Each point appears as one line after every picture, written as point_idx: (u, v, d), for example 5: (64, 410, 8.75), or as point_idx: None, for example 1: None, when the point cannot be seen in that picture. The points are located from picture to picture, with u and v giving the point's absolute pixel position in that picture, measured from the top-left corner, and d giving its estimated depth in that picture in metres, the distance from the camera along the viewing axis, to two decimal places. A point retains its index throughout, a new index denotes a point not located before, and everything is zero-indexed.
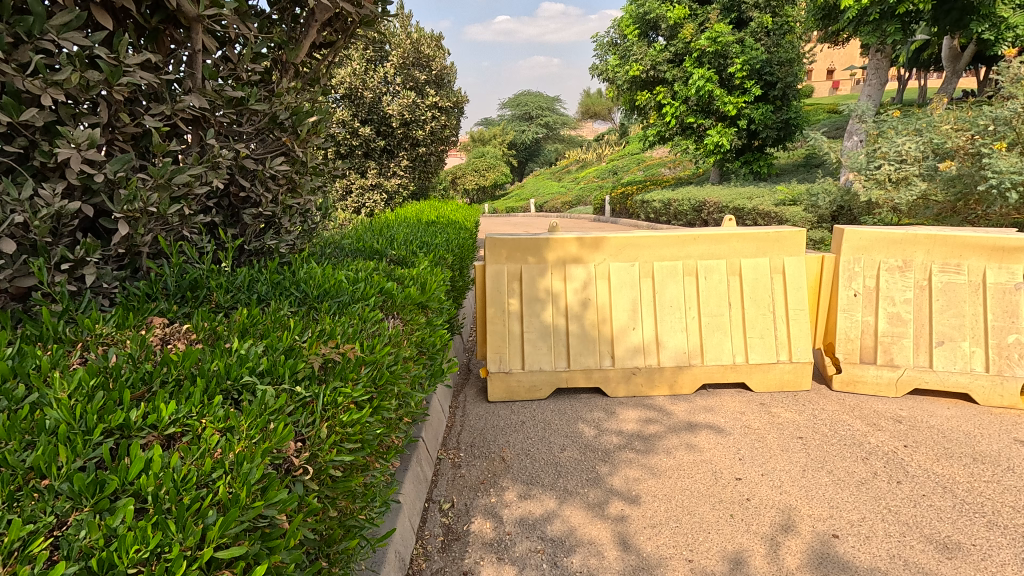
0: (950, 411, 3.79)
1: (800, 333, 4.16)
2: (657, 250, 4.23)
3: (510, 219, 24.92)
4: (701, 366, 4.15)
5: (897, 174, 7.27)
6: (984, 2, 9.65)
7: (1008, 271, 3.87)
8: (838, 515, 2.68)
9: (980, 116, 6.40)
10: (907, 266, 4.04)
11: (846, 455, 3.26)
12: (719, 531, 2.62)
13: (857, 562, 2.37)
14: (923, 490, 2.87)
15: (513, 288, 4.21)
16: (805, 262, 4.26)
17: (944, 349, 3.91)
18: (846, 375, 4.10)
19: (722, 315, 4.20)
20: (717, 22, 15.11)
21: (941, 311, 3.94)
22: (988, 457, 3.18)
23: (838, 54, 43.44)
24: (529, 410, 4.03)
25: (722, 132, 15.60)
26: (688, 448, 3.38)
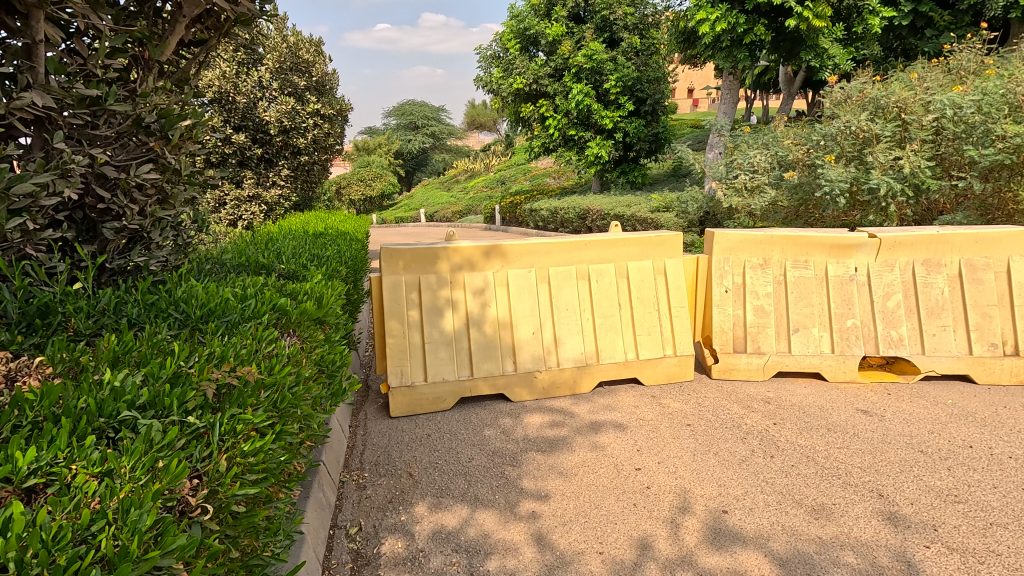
0: (807, 389, 4.33)
1: (681, 329, 4.53)
2: (552, 256, 4.37)
3: (400, 230, 24.48)
4: (597, 365, 4.35)
5: (751, 183, 8.25)
6: (810, 35, 11.21)
7: (844, 265, 4.50)
8: (725, 492, 2.95)
9: (814, 133, 7.43)
10: (766, 263, 4.55)
11: (728, 436, 3.59)
12: (626, 520, 2.75)
13: (745, 532, 2.61)
14: (792, 461, 3.24)
15: (412, 299, 4.12)
16: (683, 263, 4.65)
17: (799, 335, 4.46)
18: (723, 364, 4.53)
19: (614, 316, 4.44)
20: (591, 40, 16.08)
21: (795, 302, 4.49)
22: (839, 427, 3.67)
23: (695, 75, 48.26)
24: (434, 422, 3.96)
25: (601, 144, 16.59)
26: (591, 446, 3.52)
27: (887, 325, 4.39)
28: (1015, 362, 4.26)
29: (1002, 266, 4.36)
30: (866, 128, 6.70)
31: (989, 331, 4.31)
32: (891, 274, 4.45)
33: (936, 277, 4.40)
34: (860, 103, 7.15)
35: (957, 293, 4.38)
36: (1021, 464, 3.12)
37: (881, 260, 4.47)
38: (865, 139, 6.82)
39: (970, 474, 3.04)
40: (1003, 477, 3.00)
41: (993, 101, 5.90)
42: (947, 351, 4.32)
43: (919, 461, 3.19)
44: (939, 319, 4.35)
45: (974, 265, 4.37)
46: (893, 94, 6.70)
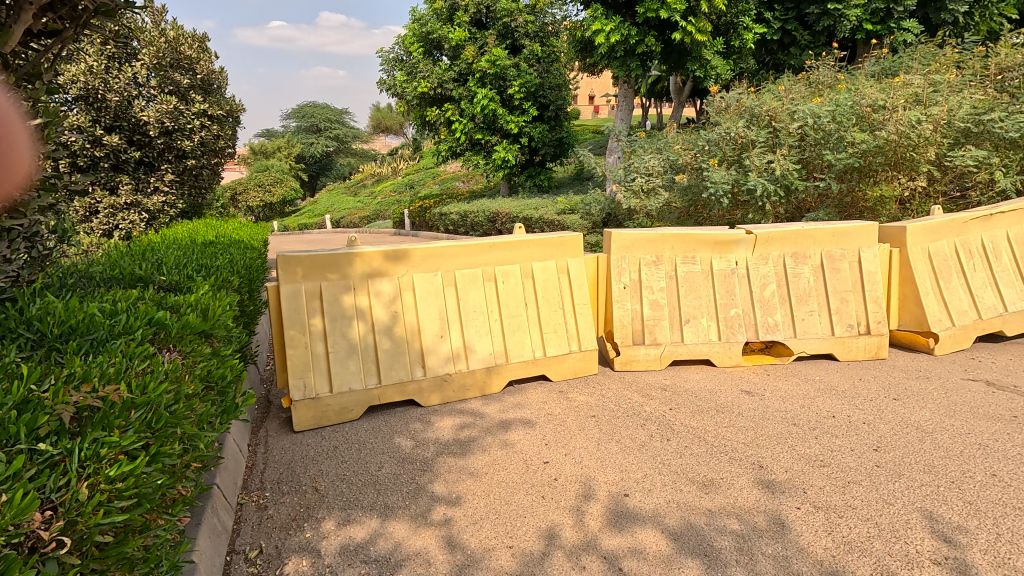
0: (699, 375, 4.68)
1: (585, 325, 4.73)
2: (458, 259, 4.38)
3: (304, 237, 23.42)
4: (506, 365, 4.43)
5: (647, 185, 8.81)
6: (694, 47, 12.10)
7: (726, 259, 4.91)
8: (626, 476, 3.12)
9: (699, 139, 8.06)
10: (659, 260, 4.87)
11: (629, 424, 3.80)
12: (535, 512, 2.83)
13: (644, 512, 2.78)
14: (686, 442, 3.49)
15: (313, 308, 3.96)
16: (583, 262, 4.85)
17: (690, 326, 4.81)
18: (624, 356, 4.78)
19: (521, 316, 4.54)
20: (494, 46, 16.29)
21: (686, 295, 4.83)
22: (725, 407, 4.01)
23: (595, 83, 50.38)
24: (341, 433, 3.84)
25: (507, 149, 16.87)
26: (501, 444, 3.58)
27: (764, 313, 4.85)
28: (868, 339, 4.87)
29: (855, 256, 4.96)
30: (743, 135, 7.38)
31: (847, 314, 4.89)
32: (766, 266, 4.92)
33: (803, 268, 4.92)
34: (738, 112, 7.85)
35: (820, 282, 4.93)
36: (872, 428, 3.58)
37: (757, 254, 4.93)
38: (743, 144, 7.49)
39: (833, 440, 3.44)
40: (858, 441, 3.42)
41: (845, 112, 6.69)
42: (814, 333, 4.84)
43: (792, 432, 3.56)
44: (807, 305, 4.88)
45: (833, 256, 4.95)
46: (764, 104, 7.41)
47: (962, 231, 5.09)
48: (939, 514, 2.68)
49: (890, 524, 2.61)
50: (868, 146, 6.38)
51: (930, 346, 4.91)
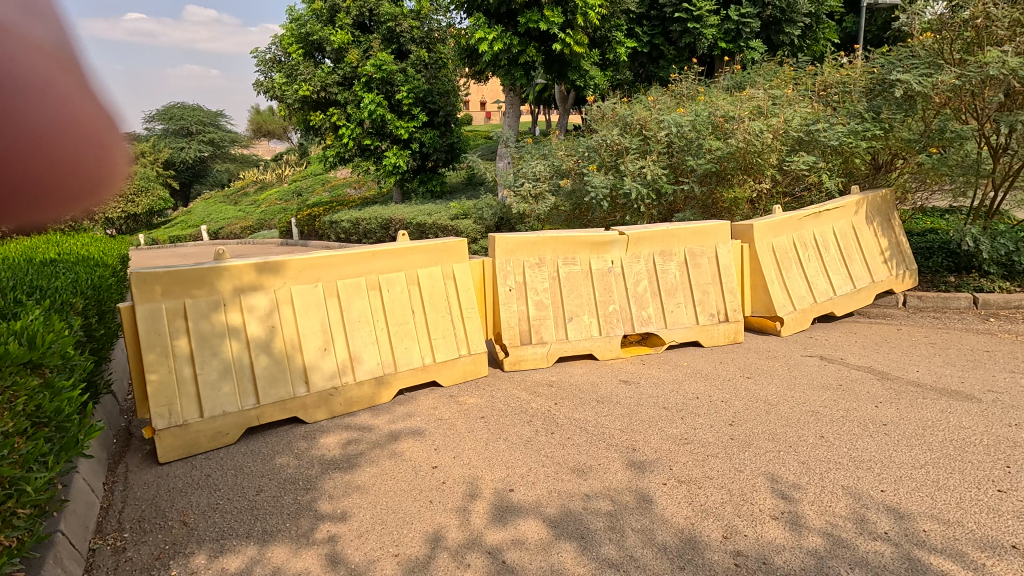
0: (583, 370, 4.94)
1: (473, 329, 4.80)
2: (339, 268, 4.28)
3: (177, 250, 21.47)
4: (395, 374, 4.38)
5: (534, 190, 8.97)
6: (574, 58, 12.74)
7: (603, 259, 5.23)
8: (512, 472, 3.23)
9: (580, 146, 8.57)
10: (541, 262, 5.07)
11: (517, 421, 3.94)
12: (421, 517, 2.85)
13: (527, 505, 2.90)
14: (568, 434, 3.69)
15: (177, 328, 3.67)
16: (469, 267, 4.93)
17: (573, 323, 5.07)
18: (513, 356, 4.92)
19: (408, 323, 4.52)
20: (380, 50, 16.01)
21: (568, 294, 5.08)
22: (606, 397, 4.28)
23: (486, 89, 51.14)
24: (215, 460, 3.58)
25: (398, 154, 16.60)
26: (389, 454, 3.54)
27: (638, 307, 5.23)
28: (727, 326, 5.42)
29: (712, 252, 5.51)
30: (617, 142, 7.95)
31: (709, 304, 5.42)
32: (638, 264, 5.31)
33: (670, 264, 5.38)
34: (613, 120, 8.45)
35: (685, 276, 5.41)
36: (728, 405, 4.01)
37: (630, 253, 5.30)
38: (618, 151, 8.05)
39: (696, 419, 3.80)
40: (717, 417, 3.81)
41: (702, 121, 7.40)
42: (682, 323, 5.31)
43: (662, 415, 3.89)
44: (674, 298, 5.34)
45: (694, 252, 5.46)
46: (635, 114, 8.05)
47: (798, 227, 5.82)
48: (779, 475, 3.08)
49: (740, 489, 2.96)
50: (722, 152, 7.12)
51: (777, 328, 5.59)
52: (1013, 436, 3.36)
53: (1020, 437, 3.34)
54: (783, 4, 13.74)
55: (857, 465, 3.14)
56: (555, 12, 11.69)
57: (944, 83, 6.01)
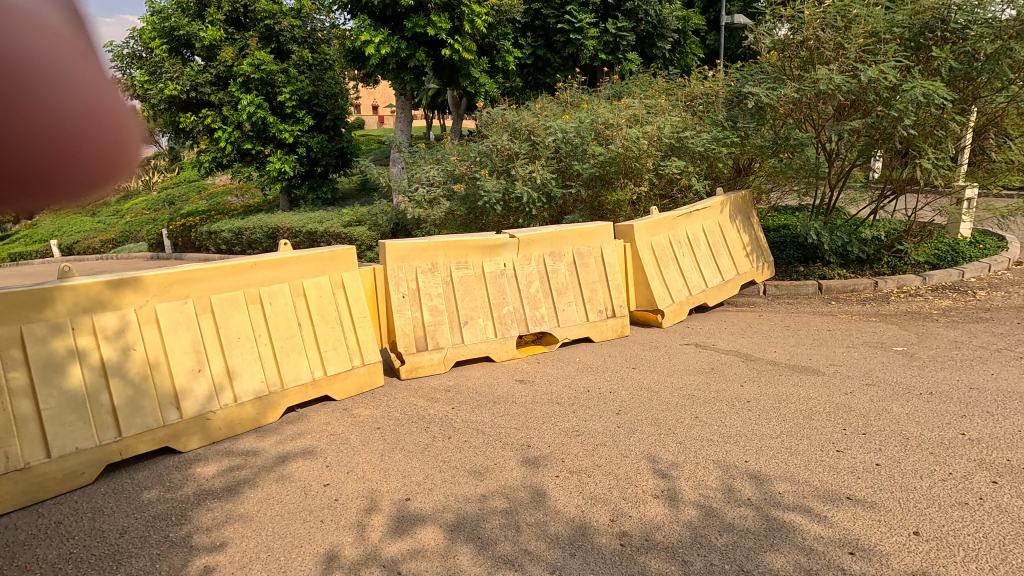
0: (480, 372, 4.99)
1: (366, 338, 4.66)
2: (212, 282, 3.97)
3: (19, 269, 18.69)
4: (281, 391, 4.13)
5: (428, 195, 9.04)
6: (464, 64, 12.85)
7: (495, 262, 5.32)
8: (408, 481, 3.20)
9: (471, 151, 8.67)
10: (434, 268, 5.05)
11: (413, 429, 3.89)
12: (312, 539, 2.73)
13: (424, 513, 2.88)
14: (466, 437, 3.71)
15: (11, 358, 3.20)
16: (359, 275, 4.79)
17: (469, 326, 5.10)
18: (409, 364, 4.84)
19: (294, 337, 4.28)
20: (257, 49, 15.10)
21: (462, 298, 5.11)
22: (502, 398, 4.36)
23: (378, 92, 49.99)
24: (68, 504, 3.17)
25: (283, 159, 15.72)
26: (276, 476, 3.34)
27: (531, 307, 5.38)
28: (614, 321, 5.74)
29: (598, 252, 5.81)
30: (507, 147, 8.16)
31: (597, 301, 5.71)
32: (529, 265, 5.46)
33: (559, 265, 5.60)
34: (503, 126, 8.67)
35: (574, 275, 5.66)
36: (615, 395, 4.25)
37: (521, 255, 5.44)
38: (509, 155, 8.26)
39: (586, 411, 3.99)
40: (606, 408, 4.03)
41: (586, 128, 7.79)
42: (573, 321, 5.53)
43: (555, 410, 4.03)
44: (565, 297, 5.56)
45: (582, 252, 5.73)
46: (523, 120, 8.31)
47: (673, 226, 6.31)
48: (660, 456, 3.32)
49: (625, 473, 3.15)
50: (604, 157, 7.55)
51: (659, 321, 6.02)
52: (849, 402, 3.88)
53: (854, 403, 3.87)
54: (653, 20, 14.84)
55: (725, 440, 3.46)
56: (442, 18, 11.77)
57: (786, 97, 6.76)
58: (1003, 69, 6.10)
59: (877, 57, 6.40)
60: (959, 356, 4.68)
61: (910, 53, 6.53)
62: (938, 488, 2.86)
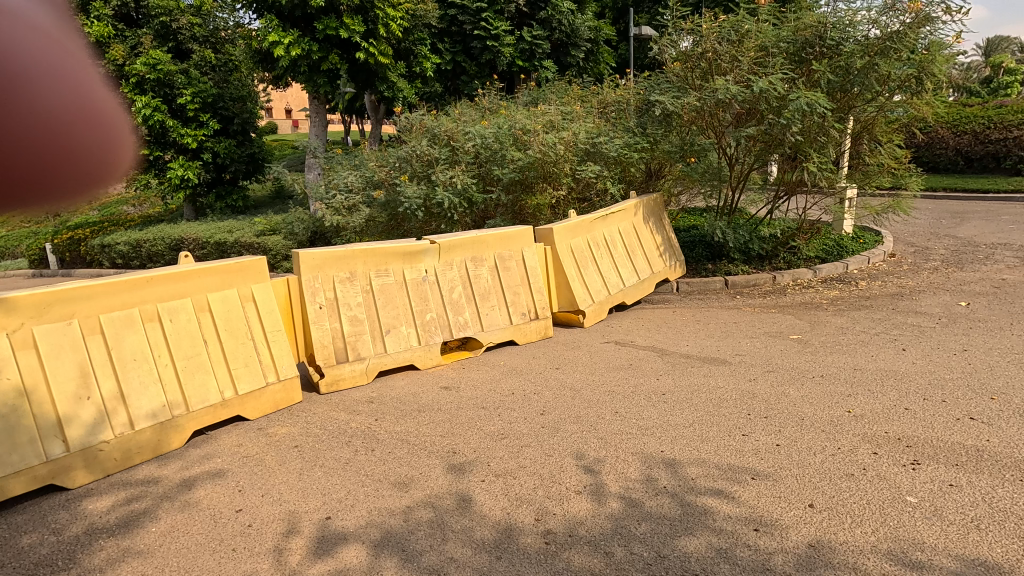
0: (404, 381, 4.89)
1: (281, 353, 4.42)
2: (100, 301, 3.64)
3: None
4: (186, 414, 3.84)
5: (347, 202, 8.78)
6: (380, 68, 12.62)
7: (416, 269, 5.25)
8: (329, 498, 3.07)
9: (390, 157, 8.53)
10: (353, 276, 4.91)
11: (334, 444, 3.75)
12: (223, 570, 2.56)
13: (346, 531, 2.78)
14: (390, 448, 3.62)
15: None
16: (271, 287, 4.55)
17: (391, 335, 4.99)
18: (329, 378, 4.67)
19: (200, 355, 3.99)
20: (153, 48, 14.03)
21: (383, 307, 4.99)
22: (427, 406, 4.30)
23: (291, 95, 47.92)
24: None
25: (186, 166, 14.71)
26: (181, 505, 3.10)
27: (455, 313, 5.35)
28: (538, 323, 5.83)
29: (520, 255, 5.89)
30: (427, 152, 8.10)
31: (520, 304, 5.77)
32: (451, 271, 5.43)
33: (481, 269, 5.62)
34: (422, 132, 8.60)
35: (496, 279, 5.69)
36: (540, 396, 4.32)
37: (443, 261, 5.40)
38: (429, 161, 8.19)
39: (512, 413, 4.02)
40: (530, 409, 4.08)
41: (504, 134, 7.88)
42: (497, 325, 5.57)
43: (480, 415, 4.03)
44: (488, 301, 5.58)
45: (503, 257, 5.78)
46: (442, 125, 8.28)
47: (590, 228, 6.52)
48: (583, 453, 3.40)
49: (549, 472, 3.21)
50: (523, 162, 7.66)
51: (580, 321, 6.18)
52: (753, 389, 4.18)
53: (757, 389, 4.17)
54: (567, 29, 15.29)
55: (644, 432, 3.61)
56: (355, 20, 11.48)
57: (690, 105, 7.20)
58: (872, 82, 6.81)
59: (767, 69, 6.94)
60: (845, 340, 5.17)
61: (795, 66, 7.12)
62: (828, 462, 3.14)
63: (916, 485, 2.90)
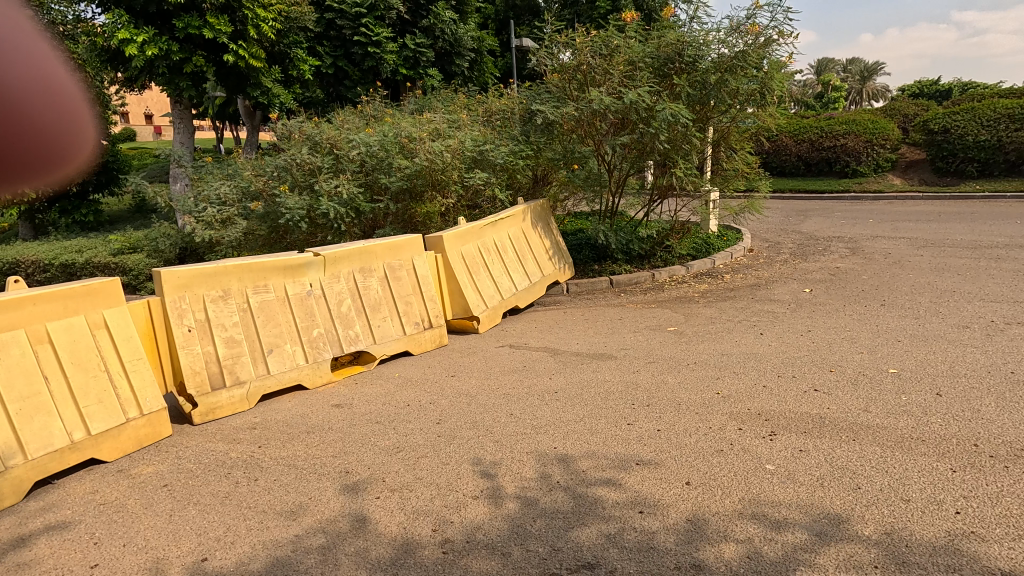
0: (291, 403, 4.62)
1: (143, 384, 3.97)
2: None
3: None
4: (22, 464, 3.33)
5: (220, 215, 8.15)
6: (251, 71, 11.86)
7: (299, 283, 4.98)
8: (205, 538, 2.81)
9: (267, 165, 8.04)
10: (226, 294, 4.54)
11: (212, 478, 3.44)
12: None
13: (226, 570, 2.56)
14: (275, 476, 3.39)
15: None
16: (129, 312, 4.07)
17: (274, 355, 4.67)
18: (202, 407, 4.27)
19: (39, 393, 3.47)
20: None
21: (263, 325, 4.67)
22: (316, 426, 4.09)
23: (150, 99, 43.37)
24: None
25: None
26: (17, 569, 2.67)
27: (344, 327, 5.13)
28: (431, 331, 5.78)
29: (410, 264, 5.81)
30: (308, 161, 7.74)
31: (412, 314, 5.69)
32: (338, 283, 5.22)
33: (370, 280, 5.45)
34: (302, 139, 8.22)
35: (387, 290, 5.55)
36: (436, 405, 4.29)
37: (328, 274, 5.17)
38: (310, 169, 7.83)
39: (407, 425, 3.94)
40: (426, 419, 4.02)
41: (390, 141, 7.74)
42: (390, 336, 5.43)
43: (374, 430, 3.91)
44: (379, 313, 5.43)
45: (393, 266, 5.66)
46: (323, 133, 7.98)
47: (480, 235, 6.58)
48: (479, 458, 3.42)
49: (446, 480, 3.19)
50: (410, 170, 7.56)
51: (475, 327, 6.22)
52: (636, 380, 4.46)
53: (640, 380, 4.46)
54: (450, 38, 15.36)
55: (538, 431, 3.70)
56: (220, 20, 10.65)
57: (568, 114, 7.57)
58: (724, 96, 7.56)
59: (636, 82, 7.47)
60: (713, 329, 5.68)
61: (659, 79, 7.73)
62: (701, 441, 3.42)
63: (773, 453, 3.25)
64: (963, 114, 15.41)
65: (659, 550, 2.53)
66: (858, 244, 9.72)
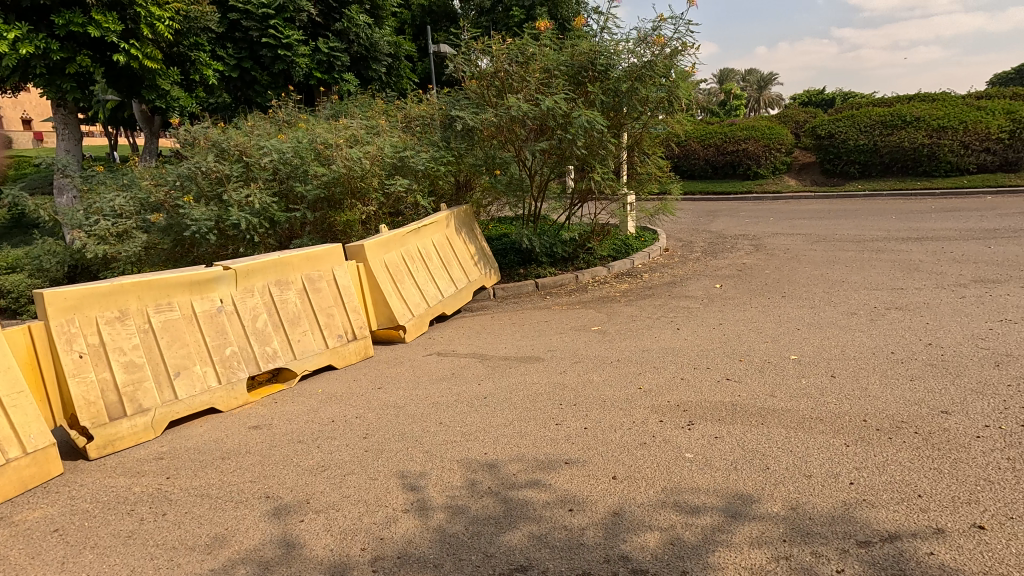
0: (203, 428, 4.32)
1: (25, 419, 3.56)
2: None
3: None
4: None
5: (115, 228, 7.52)
6: (145, 72, 11.04)
7: (208, 299, 4.67)
8: None
9: (168, 174, 7.51)
10: (124, 315, 4.17)
11: (113, 516, 3.15)
12: None
13: None
14: (187, 507, 3.16)
15: None
16: (6, 340, 3.65)
17: (182, 378, 4.34)
18: (99, 440, 3.89)
19: None
20: None
21: (169, 346, 4.33)
22: (232, 451, 3.84)
23: None
24: None
25: None
26: None
27: (260, 343, 4.87)
28: (355, 343, 5.60)
29: (329, 275, 5.61)
30: (215, 169, 7.30)
31: (334, 326, 5.49)
32: (252, 298, 4.94)
33: (288, 293, 5.21)
34: (206, 146, 7.74)
35: (305, 302, 5.32)
36: (362, 419, 4.16)
37: (240, 288, 4.88)
38: (217, 178, 7.38)
39: (331, 443, 3.80)
40: (352, 435, 3.89)
41: (304, 148, 7.45)
42: (311, 350, 5.21)
43: (296, 450, 3.74)
44: (298, 327, 5.19)
45: (311, 278, 5.44)
46: (230, 139, 7.55)
47: (403, 242, 6.47)
48: (408, 470, 3.35)
49: (374, 496, 3.10)
50: (327, 177, 7.31)
51: (402, 336, 6.11)
52: (564, 380, 4.56)
53: (567, 380, 4.56)
54: (365, 43, 15.06)
55: (468, 438, 3.69)
56: (108, 17, 9.83)
57: (488, 120, 7.62)
58: (635, 104, 7.90)
59: (552, 89, 7.66)
60: (634, 327, 5.92)
61: (574, 86, 7.96)
62: (626, 436, 3.55)
63: (692, 443, 3.43)
64: (845, 121, 17.02)
65: (588, 546, 2.59)
66: (761, 241, 10.46)
